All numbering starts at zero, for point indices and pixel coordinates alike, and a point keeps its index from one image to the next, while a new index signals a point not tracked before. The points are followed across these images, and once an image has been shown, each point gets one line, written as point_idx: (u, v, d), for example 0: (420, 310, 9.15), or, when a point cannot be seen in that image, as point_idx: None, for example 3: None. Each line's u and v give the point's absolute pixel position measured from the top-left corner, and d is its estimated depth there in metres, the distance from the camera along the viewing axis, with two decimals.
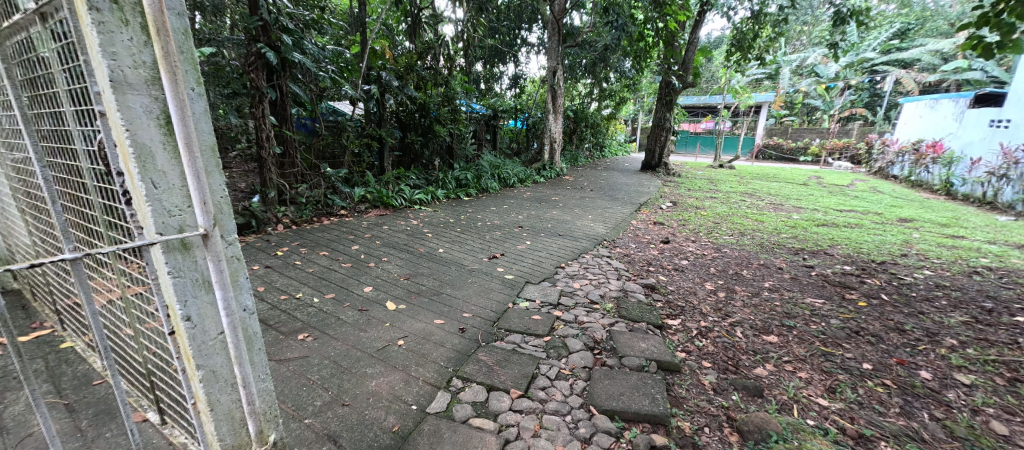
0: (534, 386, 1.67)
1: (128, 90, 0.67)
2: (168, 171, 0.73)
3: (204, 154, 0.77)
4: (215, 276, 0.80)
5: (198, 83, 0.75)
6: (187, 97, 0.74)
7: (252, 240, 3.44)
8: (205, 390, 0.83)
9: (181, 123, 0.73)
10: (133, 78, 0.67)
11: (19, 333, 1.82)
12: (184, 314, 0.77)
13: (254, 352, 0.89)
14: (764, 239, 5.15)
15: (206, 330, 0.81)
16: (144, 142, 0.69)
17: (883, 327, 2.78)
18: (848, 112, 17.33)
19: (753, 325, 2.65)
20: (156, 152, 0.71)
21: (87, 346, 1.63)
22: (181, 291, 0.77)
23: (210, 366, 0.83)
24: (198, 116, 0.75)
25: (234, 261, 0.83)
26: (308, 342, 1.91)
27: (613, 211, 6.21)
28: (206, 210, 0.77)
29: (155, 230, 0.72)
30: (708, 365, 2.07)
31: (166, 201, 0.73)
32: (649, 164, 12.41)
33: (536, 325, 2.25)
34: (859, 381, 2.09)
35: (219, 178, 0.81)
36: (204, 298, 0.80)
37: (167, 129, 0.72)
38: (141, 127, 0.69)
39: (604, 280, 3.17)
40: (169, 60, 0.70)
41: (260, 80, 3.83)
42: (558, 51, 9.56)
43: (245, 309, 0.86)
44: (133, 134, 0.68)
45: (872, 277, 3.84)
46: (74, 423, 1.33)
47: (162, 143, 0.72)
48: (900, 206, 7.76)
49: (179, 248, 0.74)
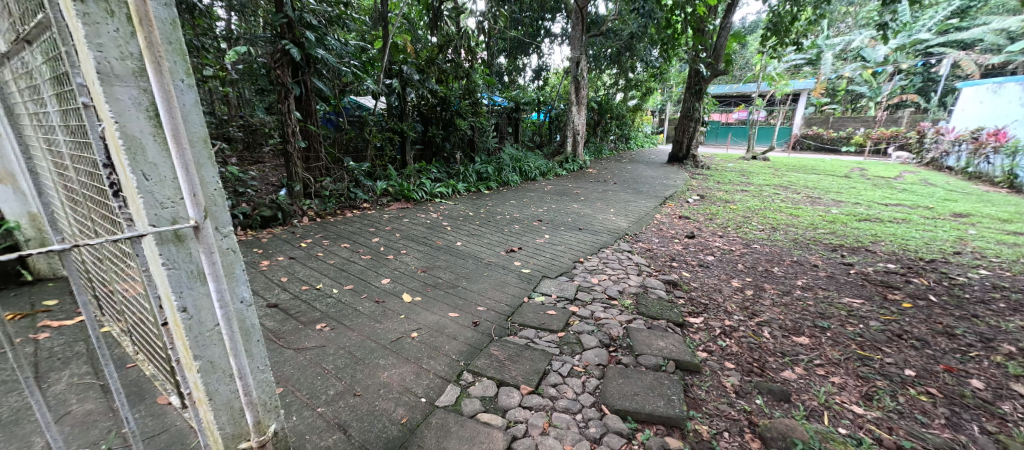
0: (546, 382, 1.64)
1: (115, 81, 0.68)
2: (160, 163, 0.74)
3: (194, 146, 0.76)
4: (209, 268, 0.80)
5: (188, 74, 0.75)
6: (175, 89, 0.74)
7: (278, 232, 3.55)
8: (203, 380, 0.85)
9: (169, 113, 0.73)
10: (120, 70, 0.68)
11: (68, 317, 1.97)
12: (180, 305, 0.79)
13: (252, 344, 0.90)
14: (799, 235, 4.86)
15: (203, 321, 0.82)
16: (134, 134, 0.70)
17: (930, 331, 2.57)
18: (898, 98, 16.09)
19: (782, 325, 2.51)
20: (147, 144, 0.72)
21: (120, 332, 1.71)
22: (176, 283, 0.78)
23: (207, 357, 0.84)
24: (188, 108, 0.75)
25: (228, 253, 0.83)
26: (325, 332, 1.95)
27: (637, 205, 6.05)
28: (196, 202, 0.77)
29: (148, 222, 0.73)
30: (730, 367, 1.97)
31: (158, 193, 0.74)
32: (676, 156, 12.05)
33: (551, 321, 2.21)
34: (899, 388, 1.94)
35: (211, 170, 0.81)
36: (200, 288, 0.81)
37: (156, 121, 0.73)
38: (130, 118, 0.70)
39: (624, 275, 3.09)
40: (153, 50, 0.70)
41: (285, 76, 3.95)
42: (583, 40, 9.33)
43: (240, 301, 0.86)
44: (122, 126, 0.69)
45: (918, 277, 3.56)
46: (108, 404, 1.42)
47: (152, 135, 0.72)
48: (954, 200, 7.16)
49: (173, 239, 0.75)
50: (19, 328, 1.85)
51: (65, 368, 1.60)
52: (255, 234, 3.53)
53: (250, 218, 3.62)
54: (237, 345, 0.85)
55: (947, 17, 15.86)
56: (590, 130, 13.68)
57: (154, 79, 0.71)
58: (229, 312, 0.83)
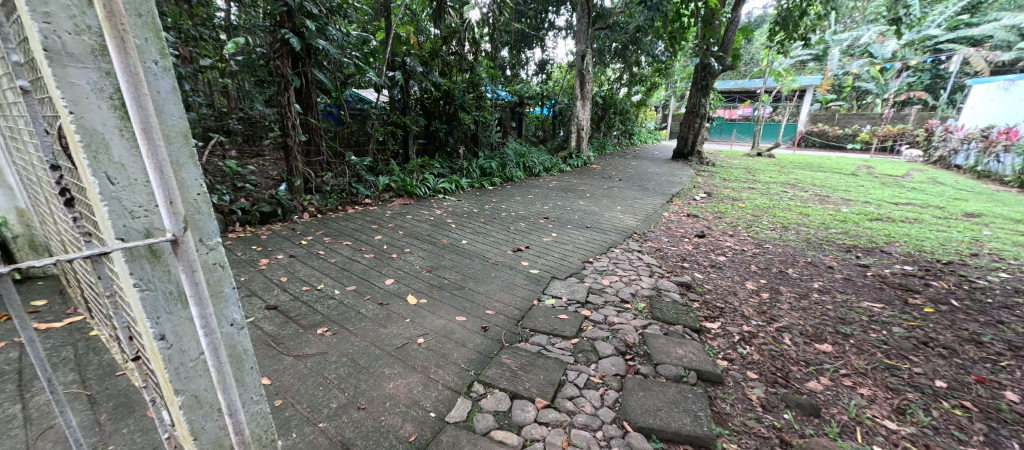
0: (562, 395, 1.54)
1: (65, 61, 0.52)
2: (128, 164, 0.59)
3: (173, 143, 0.61)
4: (193, 289, 0.64)
5: (162, 54, 0.59)
6: (148, 73, 0.58)
7: (278, 229, 3.44)
8: (186, 418, 0.70)
9: (138, 103, 0.57)
10: (74, 46, 0.52)
11: (55, 319, 1.87)
12: (157, 333, 0.63)
13: (243, 372, 0.77)
14: (811, 235, 4.74)
15: (185, 350, 0.67)
16: (94, 127, 0.55)
17: (956, 338, 2.46)
18: (905, 95, 15.87)
19: (803, 331, 2.41)
20: (111, 139, 0.56)
21: (110, 336, 1.61)
22: (151, 307, 0.62)
23: (191, 391, 0.69)
24: (165, 97, 0.60)
25: (216, 269, 0.69)
26: (326, 337, 1.85)
27: (644, 202, 5.93)
28: (174, 211, 0.61)
29: (115, 235, 0.58)
30: (754, 378, 1.86)
31: (127, 200, 0.59)
32: (681, 152, 11.91)
33: (563, 326, 2.11)
34: (933, 402, 1.83)
35: (193, 170, 0.65)
36: (181, 313, 0.65)
37: (123, 112, 0.57)
38: (89, 108, 0.55)
39: (636, 277, 2.98)
40: (114, 21, 0.54)
41: (285, 67, 3.83)
42: (588, 33, 9.15)
43: (231, 323, 0.73)
44: (78, 117, 0.54)
45: (938, 280, 3.45)
46: (94, 417, 1.32)
47: (117, 128, 0.57)
48: (965, 200, 7.03)
49: (146, 256, 0.60)
50: (6, 330, 1.76)
51: (51, 375, 1.51)
52: (253, 230, 3.42)
53: (248, 213, 3.51)
54: (226, 377, 0.71)
55: (957, 13, 15.57)
56: (594, 126, 13.53)
57: (116, 58, 0.54)
58: (216, 340, 0.68)
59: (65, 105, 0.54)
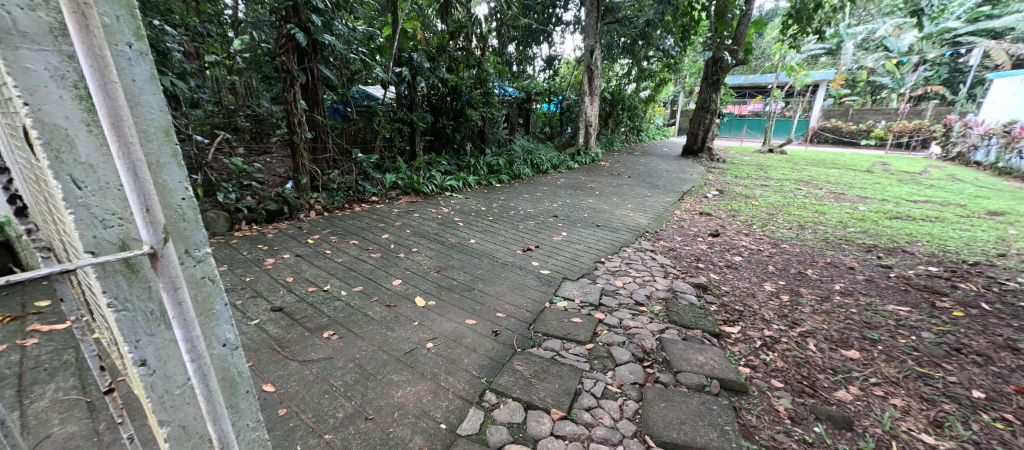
0: (579, 405, 1.47)
1: (18, 42, 0.39)
2: (98, 164, 0.46)
3: (154, 141, 0.50)
4: (182, 306, 0.53)
5: (136, 34, 0.49)
6: (120, 58, 0.47)
7: (285, 228, 3.40)
8: None
9: (105, 93, 0.45)
10: (28, 25, 0.40)
11: (57, 321, 1.83)
12: (137, 359, 0.51)
13: (237, 397, 0.65)
14: (828, 234, 4.60)
15: (172, 377, 0.55)
16: (54, 121, 0.42)
17: (991, 344, 2.33)
18: (922, 90, 15.45)
19: (828, 336, 2.30)
20: (77, 137, 0.44)
21: None
22: (128, 331, 0.50)
23: (179, 422, 0.56)
24: (141, 86, 0.49)
25: (206, 283, 0.58)
26: (333, 341, 1.80)
27: (655, 200, 5.81)
28: (155, 218, 0.50)
29: (83, 249, 0.45)
30: (779, 386, 1.77)
31: (98, 207, 0.46)
32: (690, 149, 11.73)
33: (577, 330, 2.03)
34: (971, 414, 1.72)
35: (177, 171, 0.54)
36: (164, 334, 0.53)
37: (90, 105, 0.45)
38: (48, 99, 0.42)
39: (650, 278, 2.89)
40: None
41: (291, 63, 3.77)
42: (597, 28, 8.98)
43: (223, 343, 0.61)
44: (35, 109, 0.41)
45: (965, 282, 3.30)
46: (93, 425, 1.27)
47: (83, 123, 0.45)
48: (988, 197, 6.80)
49: (122, 271, 0.47)
50: (8, 332, 1.72)
51: (51, 380, 1.46)
52: (260, 229, 3.38)
53: (254, 212, 3.46)
54: (218, 405, 0.60)
55: (978, 4, 15.08)
56: (602, 122, 13.37)
57: (78, 36, 0.43)
58: (205, 365, 0.57)
59: (16, 93, 0.41)
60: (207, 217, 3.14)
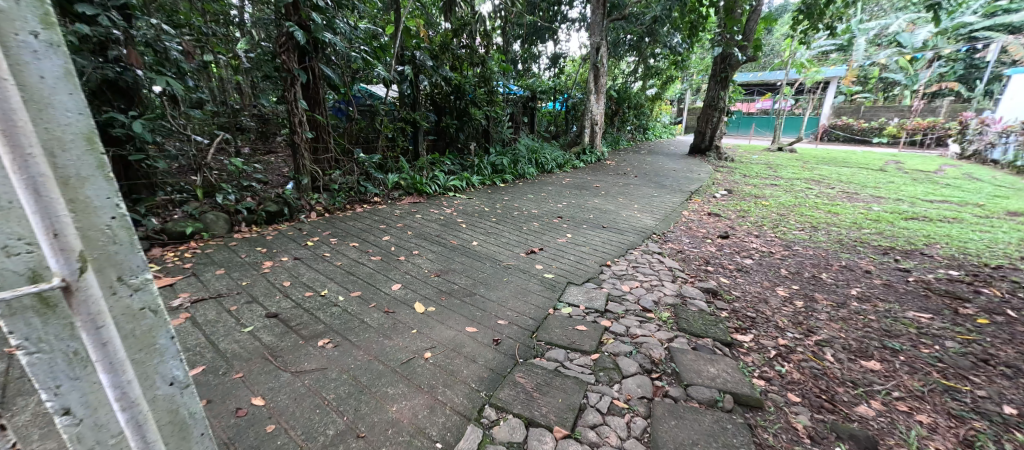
0: (583, 423, 1.38)
1: None
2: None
3: (65, 153, 0.49)
4: (103, 348, 0.54)
5: (44, 23, 0.48)
6: (18, 59, 0.45)
7: (284, 230, 3.34)
8: None
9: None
10: None
11: None
12: (59, 407, 0.51)
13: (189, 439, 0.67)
14: (843, 235, 4.45)
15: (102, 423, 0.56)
16: None
17: (1021, 355, 2.20)
18: (937, 86, 15.08)
19: (845, 345, 2.19)
20: None
21: None
22: (48, 375, 0.50)
23: None
24: (48, 82, 0.48)
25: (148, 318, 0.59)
26: (327, 350, 1.73)
27: (662, 200, 5.68)
28: (64, 254, 0.49)
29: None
30: (796, 401, 1.67)
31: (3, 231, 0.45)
32: (698, 147, 11.54)
33: (581, 339, 1.95)
34: (1004, 432, 1.61)
35: (100, 184, 0.53)
36: (89, 378, 0.54)
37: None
38: None
39: (658, 282, 2.79)
40: None
41: (291, 62, 3.71)
42: (603, 25, 8.84)
43: (171, 383, 0.63)
44: None
45: (989, 287, 3.16)
46: None
47: None
48: (1008, 197, 6.58)
49: (33, 308, 0.46)
50: None
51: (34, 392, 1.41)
52: (259, 231, 3.32)
53: (254, 213, 3.41)
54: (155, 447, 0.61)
55: None
56: (608, 120, 13.21)
57: None
58: (139, 414, 0.58)
59: None
60: (206, 219, 3.09)
